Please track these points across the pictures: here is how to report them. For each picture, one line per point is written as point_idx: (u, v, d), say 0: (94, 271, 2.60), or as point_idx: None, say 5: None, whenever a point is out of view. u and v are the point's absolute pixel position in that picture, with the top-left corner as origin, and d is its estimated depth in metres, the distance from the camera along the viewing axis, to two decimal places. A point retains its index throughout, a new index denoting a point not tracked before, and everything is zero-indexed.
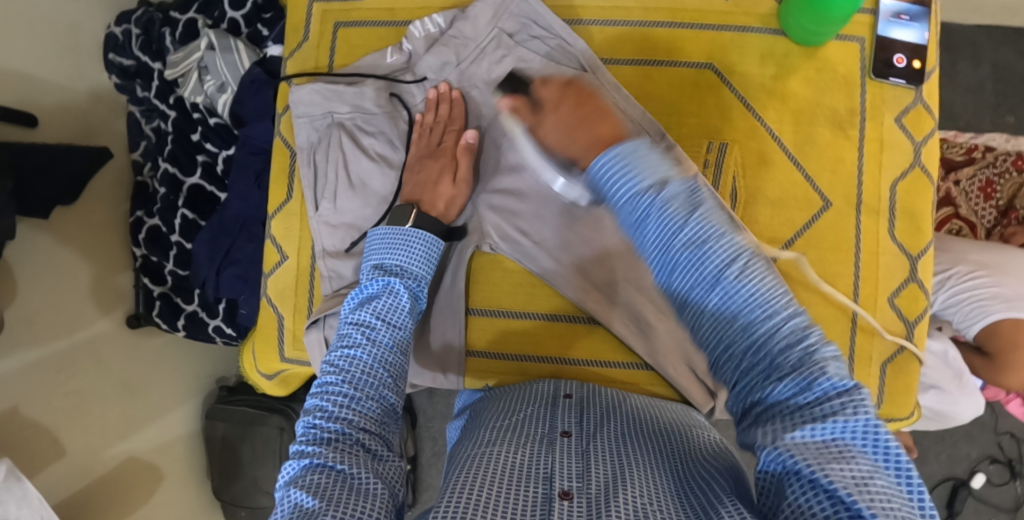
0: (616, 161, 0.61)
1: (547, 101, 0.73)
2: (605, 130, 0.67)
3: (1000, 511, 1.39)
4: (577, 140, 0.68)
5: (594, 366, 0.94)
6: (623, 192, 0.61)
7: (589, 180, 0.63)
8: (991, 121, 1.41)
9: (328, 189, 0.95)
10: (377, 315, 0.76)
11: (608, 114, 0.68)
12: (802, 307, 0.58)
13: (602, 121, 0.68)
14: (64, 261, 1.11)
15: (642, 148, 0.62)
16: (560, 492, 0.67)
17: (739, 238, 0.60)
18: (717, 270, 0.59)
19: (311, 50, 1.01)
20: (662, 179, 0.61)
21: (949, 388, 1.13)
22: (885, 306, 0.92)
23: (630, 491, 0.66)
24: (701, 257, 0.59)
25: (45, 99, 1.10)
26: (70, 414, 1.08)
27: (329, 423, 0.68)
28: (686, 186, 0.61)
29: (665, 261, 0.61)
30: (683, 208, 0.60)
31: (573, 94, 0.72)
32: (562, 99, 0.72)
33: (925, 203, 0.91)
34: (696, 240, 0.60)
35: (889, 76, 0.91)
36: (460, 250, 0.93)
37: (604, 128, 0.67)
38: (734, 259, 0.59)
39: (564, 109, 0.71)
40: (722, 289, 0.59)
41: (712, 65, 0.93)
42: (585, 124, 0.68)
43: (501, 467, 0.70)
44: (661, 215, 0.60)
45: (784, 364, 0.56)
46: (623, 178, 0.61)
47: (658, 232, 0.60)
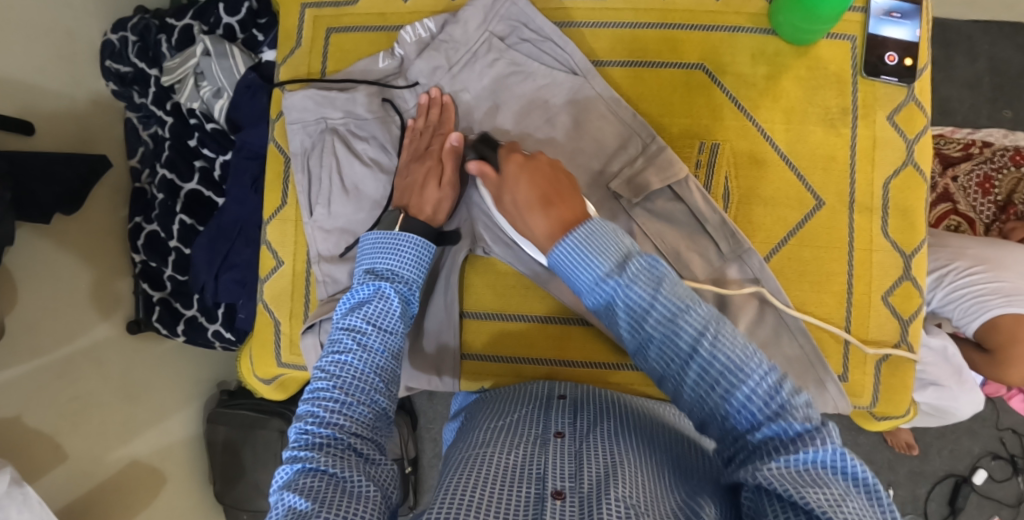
0: (573, 250, 0.70)
1: (510, 175, 0.80)
2: (561, 214, 0.75)
3: (1003, 506, 1.39)
4: (533, 222, 0.76)
5: (588, 368, 0.95)
6: (595, 280, 0.69)
7: (557, 269, 0.72)
8: (988, 116, 1.40)
9: (323, 195, 0.95)
10: (368, 321, 0.76)
11: (561, 198, 0.76)
12: (768, 362, 0.63)
13: (556, 205, 0.76)
14: (64, 268, 1.11)
15: (607, 235, 0.70)
16: (551, 492, 0.67)
17: (705, 309, 0.66)
18: (688, 341, 0.65)
19: (303, 56, 1.01)
20: (627, 264, 0.68)
21: (949, 385, 1.13)
22: (880, 304, 0.91)
23: (621, 489, 0.66)
24: (674, 331, 0.65)
25: (43, 106, 1.10)
26: (72, 420, 1.09)
27: (321, 429, 0.69)
28: (651, 269, 0.68)
29: (640, 338, 0.67)
30: (650, 288, 0.67)
31: (533, 171, 0.78)
32: (519, 178, 0.78)
33: (918, 200, 0.91)
34: (665, 315, 0.66)
35: (881, 74, 0.91)
36: (453, 254, 0.93)
37: (557, 211, 0.75)
38: (701, 329, 0.65)
39: (521, 191, 0.77)
40: (696, 358, 0.64)
41: (703, 65, 0.93)
42: (540, 210, 0.76)
43: (497, 467, 0.71)
44: (631, 298, 0.67)
45: (757, 416, 0.61)
46: (593, 268, 0.69)
47: (631, 314, 0.67)
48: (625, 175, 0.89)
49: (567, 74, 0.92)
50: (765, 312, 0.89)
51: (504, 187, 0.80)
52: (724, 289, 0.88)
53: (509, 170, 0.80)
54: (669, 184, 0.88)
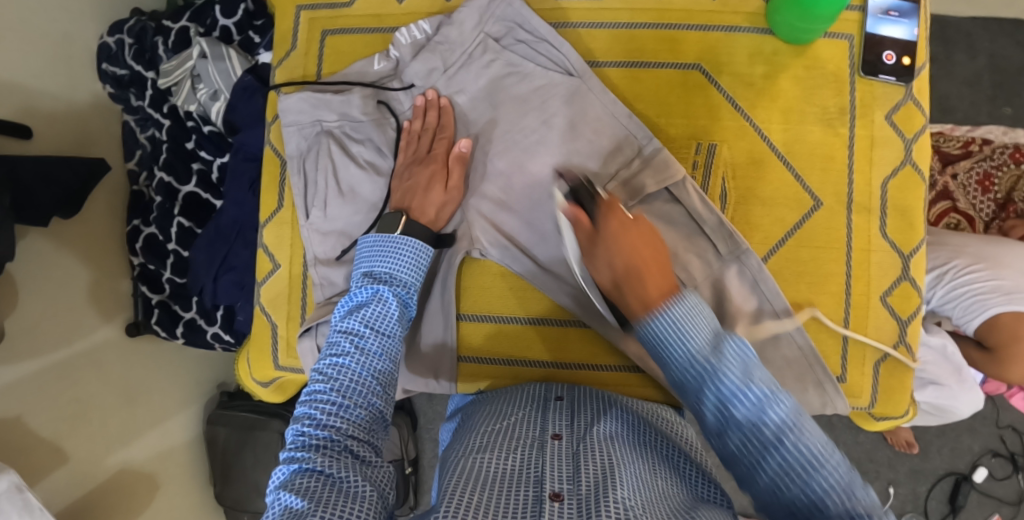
0: (669, 323, 0.64)
1: (607, 232, 0.72)
2: (657, 281, 0.69)
3: (1003, 504, 1.38)
4: (635, 288, 0.69)
5: (585, 370, 0.94)
6: (686, 357, 0.64)
7: (645, 339, 0.67)
8: (988, 113, 1.39)
9: (319, 197, 0.95)
10: (365, 323, 0.76)
11: (660, 268, 0.70)
12: (853, 468, 0.59)
13: (652, 275, 0.70)
14: (63, 271, 1.11)
15: (699, 312, 0.65)
16: (550, 494, 0.67)
17: (793, 401, 0.61)
18: (773, 431, 0.60)
19: (299, 59, 1.01)
20: (719, 345, 0.63)
21: (949, 384, 1.13)
22: (878, 305, 0.91)
23: (622, 491, 0.66)
24: (761, 420, 0.60)
25: (41, 109, 1.10)
26: (72, 422, 1.09)
27: (317, 431, 0.69)
28: (742, 354, 0.63)
29: (721, 421, 0.62)
30: (741, 374, 0.62)
31: (634, 234, 0.72)
32: (616, 235, 0.72)
33: (916, 199, 0.91)
34: (754, 404, 0.61)
35: (879, 73, 0.91)
36: (450, 257, 0.92)
37: (654, 282, 0.69)
38: (788, 421, 0.60)
39: (616, 248, 0.71)
40: (779, 449, 0.60)
41: (699, 65, 0.93)
42: (635, 278, 0.69)
43: (491, 475, 0.70)
44: (722, 382, 0.62)
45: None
46: (685, 344, 0.64)
47: (718, 398, 0.62)
48: (622, 176, 0.88)
49: (563, 76, 0.92)
50: (763, 314, 0.88)
51: (597, 243, 0.72)
52: (722, 290, 0.88)
53: (606, 227, 0.72)
54: (666, 186, 0.88)
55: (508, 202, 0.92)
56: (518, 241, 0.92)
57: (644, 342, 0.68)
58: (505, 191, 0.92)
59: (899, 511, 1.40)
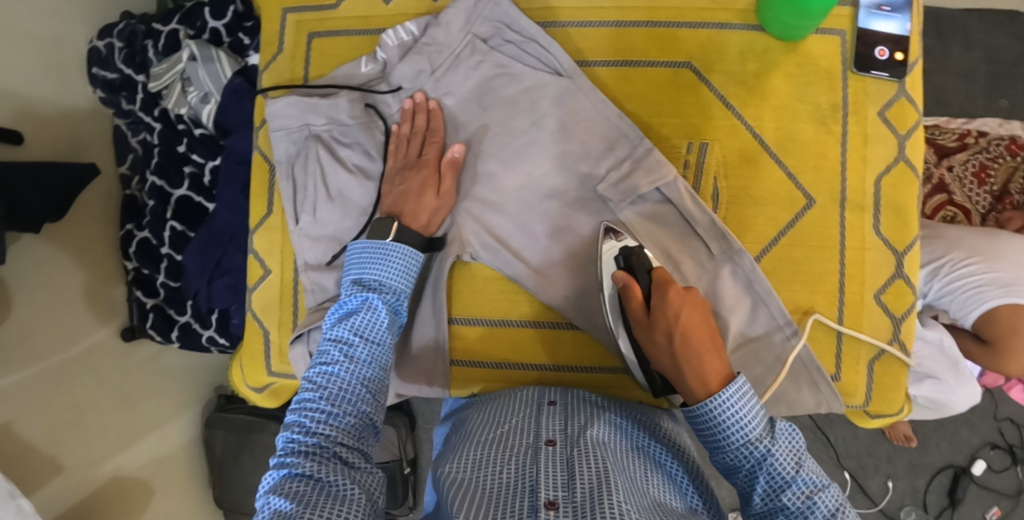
0: (731, 406, 0.68)
1: (666, 307, 0.75)
2: (715, 365, 0.72)
3: (1002, 496, 1.38)
4: (694, 365, 0.72)
5: (579, 372, 0.94)
6: (743, 441, 0.69)
7: (703, 419, 0.70)
8: (984, 105, 1.38)
9: (308, 202, 0.94)
10: (355, 332, 0.75)
11: (716, 347, 0.73)
12: None
13: (708, 353, 0.73)
14: (56, 277, 1.10)
15: (754, 398, 0.70)
16: (545, 503, 0.66)
17: (836, 491, 0.69)
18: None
19: (286, 62, 1.00)
20: (773, 430, 0.70)
21: (945, 378, 1.12)
22: (872, 303, 0.91)
23: (615, 498, 0.65)
24: (809, 508, 0.67)
25: (31, 114, 1.10)
26: (68, 428, 1.09)
27: (306, 438, 0.68)
28: (794, 441, 0.70)
29: (769, 507, 0.69)
30: (793, 462, 0.68)
31: (691, 310, 0.75)
32: (677, 311, 0.74)
33: (911, 197, 0.90)
34: (804, 491, 0.67)
35: (871, 69, 0.90)
36: (440, 262, 0.91)
37: (710, 360, 0.72)
38: (832, 510, 0.67)
39: (676, 325, 0.74)
40: None
41: (689, 64, 0.92)
42: (693, 357, 0.72)
43: (490, 493, 0.69)
44: (776, 468, 0.68)
45: None
46: (743, 429, 0.69)
47: (770, 482, 0.68)
48: (613, 178, 0.88)
49: (552, 76, 0.91)
50: (757, 314, 0.88)
51: (653, 316, 0.76)
52: (716, 292, 0.87)
53: (663, 301, 0.75)
54: (657, 187, 0.87)
55: (500, 205, 0.92)
56: (510, 244, 0.92)
57: (698, 421, 0.71)
58: (496, 195, 0.92)
59: (898, 504, 1.40)
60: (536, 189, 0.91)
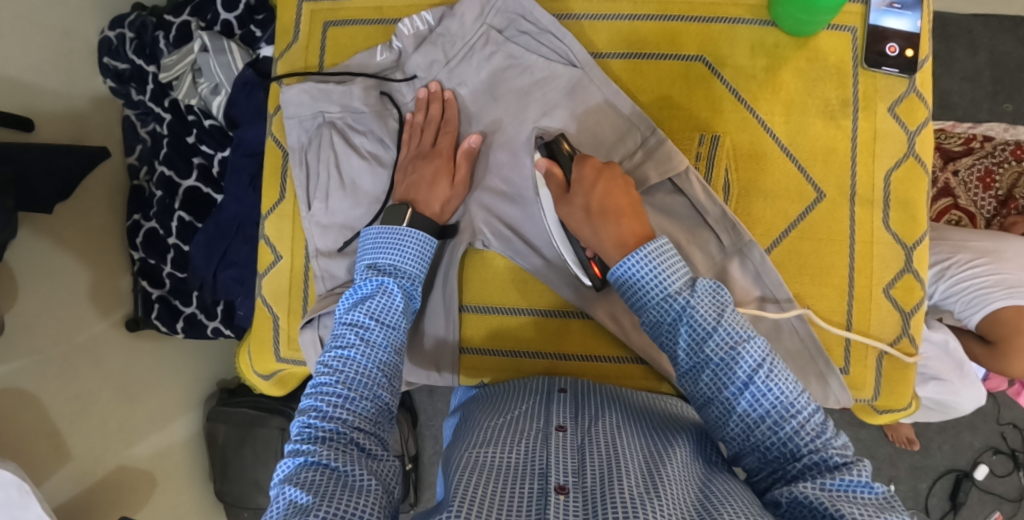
0: (643, 259, 0.72)
1: (582, 181, 0.79)
2: (630, 225, 0.76)
3: (1004, 500, 1.38)
4: (606, 230, 0.76)
5: (587, 362, 0.94)
6: (662, 295, 0.72)
7: (622, 281, 0.74)
8: (989, 110, 1.39)
9: (320, 189, 0.95)
10: (370, 315, 0.76)
11: (633, 210, 0.77)
12: (816, 404, 0.68)
13: (626, 215, 0.77)
14: (62, 266, 1.10)
15: (676, 258, 0.73)
16: (555, 487, 0.66)
17: (763, 342, 0.69)
18: (745, 371, 0.68)
19: (300, 51, 1.01)
20: (693, 285, 0.72)
21: (950, 379, 1.12)
22: (880, 297, 0.91)
23: (625, 483, 0.66)
24: (733, 358, 0.68)
25: (42, 105, 1.10)
26: (71, 418, 1.08)
27: (323, 423, 0.69)
28: (716, 294, 0.72)
29: (695, 362, 0.70)
30: (713, 312, 0.70)
31: (608, 180, 0.79)
32: (594, 183, 0.78)
33: (919, 193, 0.90)
34: (727, 342, 0.69)
35: (882, 65, 0.90)
36: (452, 249, 0.92)
37: (627, 222, 0.76)
38: (759, 361, 0.68)
39: (592, 196, 0.78)
40: (751, 387, 0.67)
41: (702, 57, 0.92)
42: (609, 221, 0.76)
43: (491, 467, 0.70)
44: (695, 317, 0.70)
45: (800, 453, 0.65)
46: (660, 281, 0.72)
47: (693, 333, 0.70)
48: (625, 166, 0.89)
49: (566, 67, 0.92)
50: (765, 305, 0.88)
51: (573, 191, 0.79)
52: (725, 282, 0.88)
53: (581, 176, 0.80)
54: (668, 177, 0.87)
55: (508, 197, 0.92)
56: (520, 232, 0.92)
57: (621, 286, 0.75)
58: (506, 186, 0.92)
59: None
60: None
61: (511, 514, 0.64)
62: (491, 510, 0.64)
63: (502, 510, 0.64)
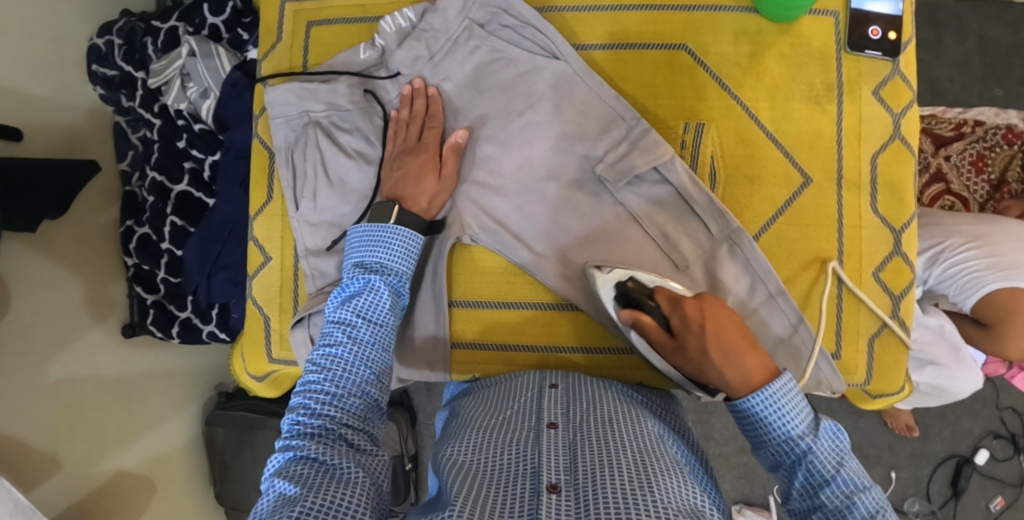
0: (769, 402, 0.70)
1: (688, 323, 0.75)
2: (754, 363, 0.73)
3: (1005, 485, 1.38)
4: (731, 372, 0.72)
5: (578, 354, 0.94)
6: (785, 437, 0.70)
7: (744, 417, 0.72)
8: (980, 95, 1.39)
9: (308, 188, 0.95)
10: (357, 313, 0.76)
11: (750, 344, 0.74)
12: None
13: (745, 351, 0.73)
14: (56, 272, 1.11)
15: (800, 396, 0.71)
16: (548, 486, 0.66)
17: (879, 493, 0.69)
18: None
19: (284, 51, 1.01)
20: (817, 428, 0.70)
21: (946, 363, 1.13)
22: (870, 279, 0.91)
23: (617, 482, 0.66)
24: (849, 506, 0.67)
25: (32, 112, 1.10)
26: (69, 426, 1.09)
27: (311, 420, 0.69)
28: (838, 442, 0.70)
29: (809, 503, 0.70)
30: (835, 462, 0.69)
31: (714, 315, 0.75)
32: (701, 323, 0.75)
33: (906, 175, 0.91)
34: (844, 490, 0.68)
35: (864, 49, 0.90)
36: (440, 243, 0.92)
37: (749, 357, 0.73)
38: (873, 511, 0.67)
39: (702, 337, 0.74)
40: None
41: (684, 46, 0.92)
42: (732, 361, 0.72)
43: (490, 476, 0.70)
44: (816, 466, 0.69)
45: None
46: (785, 424, 0.70)
47: (810, 478, 0.69)
48: (611, 158, 0.89)
49: (548, 60, 0.91)
50: (755, 292, 0.88)
51: (681, 337, 0.76)
52: (715, 271, 0.88)
53: (685, 320, 0.76)
54: (655, 166, 0.87)
55: (495, 192, 0.92)
56: (509, 225, 0.93)
57: (741, 420, 0.73)
58: (493, 181, 0.92)
59: (901, 495, 1.40)
60: (534, 171, 0.92)
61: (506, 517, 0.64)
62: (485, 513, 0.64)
63: (495, 513, 0.64)
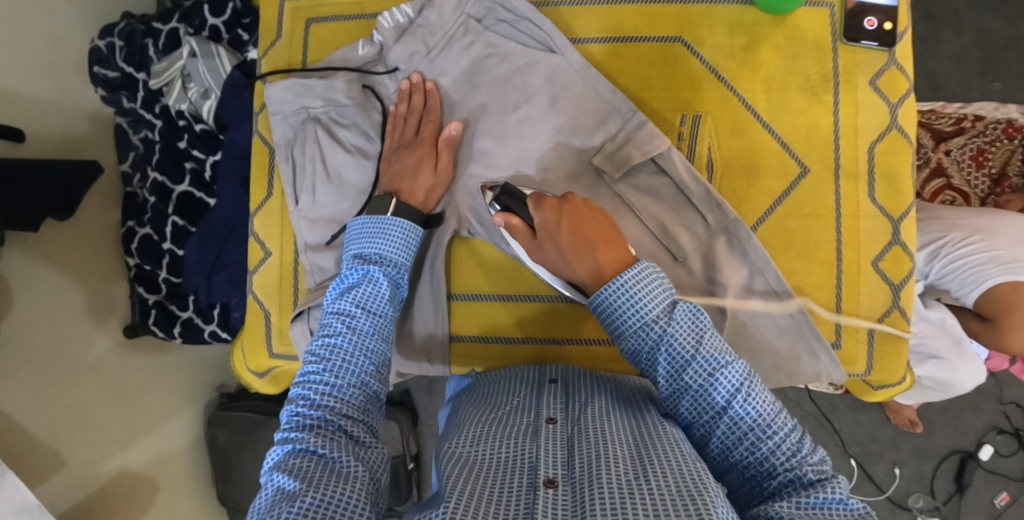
0: (620, 293, 0.72)
1: (548, 224, 0.78)
2: (609, 257, 0.76)
3: (1010, 480, 1.37)
4: (581, 267, 0.76)
5: (576, 345, 0.95)
6: (640, 324, 0.72)
7: (601, 310, 0.74)
8: (978, 89, 1.39)
9: (307, 184, 0.95)
10: (357, 304, 0.76)
11: (607, 239, 0.76)
12: (793, 421, 0.69)
13: (600, 245, 0.76)
14: (57, 273, 1.11)
15: (655, 281, 0.73)
16: (545, 481, 0.67)
17: (743, 366, 0.70)
18: (723, 396, 0.69)
19: (283, 48, 1.02)
20: (672, 311, 0.72)
21: (949, 357, 1.13)
22: (869, 270, 0.91)
23: (615, 474, 0.66)
24: (710, 385, 0.69)
25: (32, 114, 1.11)
26: (70, 427, 1.09)
27: (311, 411, 0.69)
28: (693, 321, 0.71)
29: (675, 387, 0.71)
30: (690, 342, 0.70)
31: (572, 216, 0.78)
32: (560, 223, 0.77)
33: (903, 164, 0.91)
34: (705, 369, 0.69)
35: (861, 40, 0.90)
36: (439, 237, 0.93)
37: (605, 252, 0.76)
38: (737, 385, 0.69)
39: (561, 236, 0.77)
40: (728, 410, 0.69)
41: (680, 38, 0.93)
42: (586, 256, 0.76)
43: (486, 468, 0.70)
44: (674, 348, 0.70)
45: (775, 470, 0.67)
46: (640, 311, 0.71)
47: (672, 363, 0.71)
48: (607, 150, 0.89)
49: (545, 53, 0.92)
50: (753, 283, 0.88)
51: (541, 237, 0.78)
52: (712, 262, 0.88)
53: (545, 221, 0.78)
54: (651, 157, 0.88)
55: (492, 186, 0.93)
56: None
57: (600, 314, 0.75)
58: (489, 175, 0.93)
59: (904, 492, 1.39)
60: (531, 164, 0.92)
61: (502, 510, 0.64)
62: (481, 507, 0.64)
63: (493, 507, 0.64)
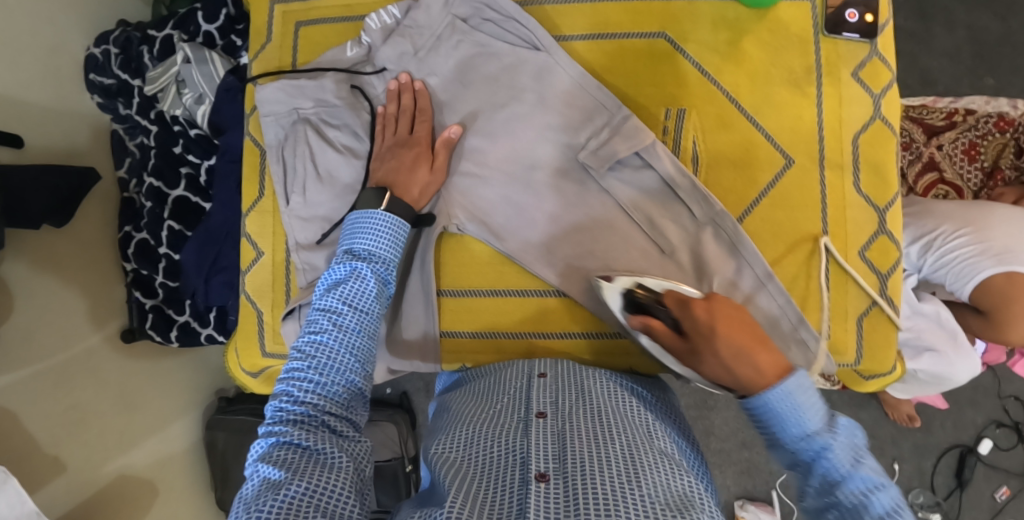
0: (784, 397, 0.70)
1: (698, 326, 0.75)
2: (767, 362, 0.72)
3: (1011, 476, 1.37)
4: (744, 372, 0.72)
5: (567, 340, 0.95)
6: (800, 432, 0.70)
7: (758, 414, 0.72)
8: (970, 84, 1.40)
9: (297, 183, 0.96)
10: (344, 301, 0.77)
11: (763, 343, 0.74)
12: None
13: (757, 349, 0.73)
14: (56, 276, 1.12)
15: (814, 394, 0.71)
16: (535, 474, 0.67)
17: (899, 495, 0.65)
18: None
19: (274, 50, 1.03)
20: (832, 426, 0.70)
21: (944, 350, 1.11)
22: (856, 258, 0.92)
23: (604, 472, 0.66)
24: (863, 504, 0.65)
25: (31, 120, 1.12)
26: (70, 430, 1.09)
27: (295, 406, 0.70)
28: (853, 438, 0.69)
29: (823, 501, 0.68)
30: (850, 458, 0.67)
31: (724, 316, 0.75)
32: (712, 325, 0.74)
33: (888, 155, 0.91)
34: (859, 487, 0.65)
35: (841, 32, 0.91)
36: (428, 234, 0.93)
37: (763, 356, 0.73)
38: (890, 511, 0.64)
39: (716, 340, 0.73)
40: None
41: (664, 34, 0.94)
42: (745, 363, 0.72)
43: (478, 468, 0.70)
44: (829, 461, 0.68)
45: None
46: (801, 420, 0.70)
47: (825, 477, 0.68)
48: (592, 145, 0.90)
49: (530, 51, 0.93)
50: (740, 275, 0.88)
51: (692, 341, 0.75)
52: (700, 254, 0.88)
53: (694, 323, 0.75)
54: (636, 152, 0.88)
55: (482, 183, 0.94)
56: (496, 217, 0.94)
57: (755, 418, 0.73)
58: (479, 172, 0.94)
59: (906, 487, 1.38)
60: (522, 161, 0.93)
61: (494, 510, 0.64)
62: (472, 504, 0.65)
63: (485, 508, 0.65)
